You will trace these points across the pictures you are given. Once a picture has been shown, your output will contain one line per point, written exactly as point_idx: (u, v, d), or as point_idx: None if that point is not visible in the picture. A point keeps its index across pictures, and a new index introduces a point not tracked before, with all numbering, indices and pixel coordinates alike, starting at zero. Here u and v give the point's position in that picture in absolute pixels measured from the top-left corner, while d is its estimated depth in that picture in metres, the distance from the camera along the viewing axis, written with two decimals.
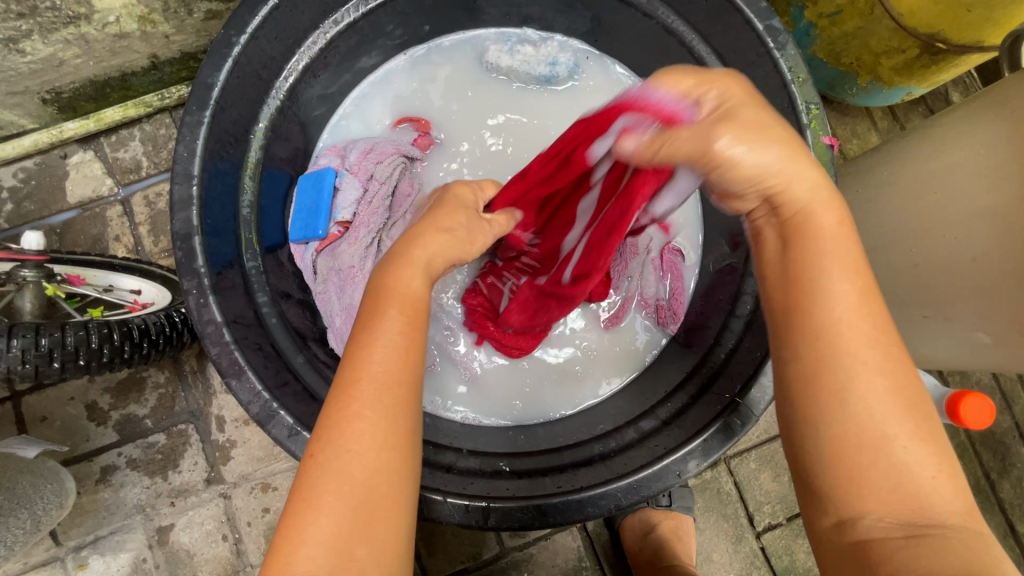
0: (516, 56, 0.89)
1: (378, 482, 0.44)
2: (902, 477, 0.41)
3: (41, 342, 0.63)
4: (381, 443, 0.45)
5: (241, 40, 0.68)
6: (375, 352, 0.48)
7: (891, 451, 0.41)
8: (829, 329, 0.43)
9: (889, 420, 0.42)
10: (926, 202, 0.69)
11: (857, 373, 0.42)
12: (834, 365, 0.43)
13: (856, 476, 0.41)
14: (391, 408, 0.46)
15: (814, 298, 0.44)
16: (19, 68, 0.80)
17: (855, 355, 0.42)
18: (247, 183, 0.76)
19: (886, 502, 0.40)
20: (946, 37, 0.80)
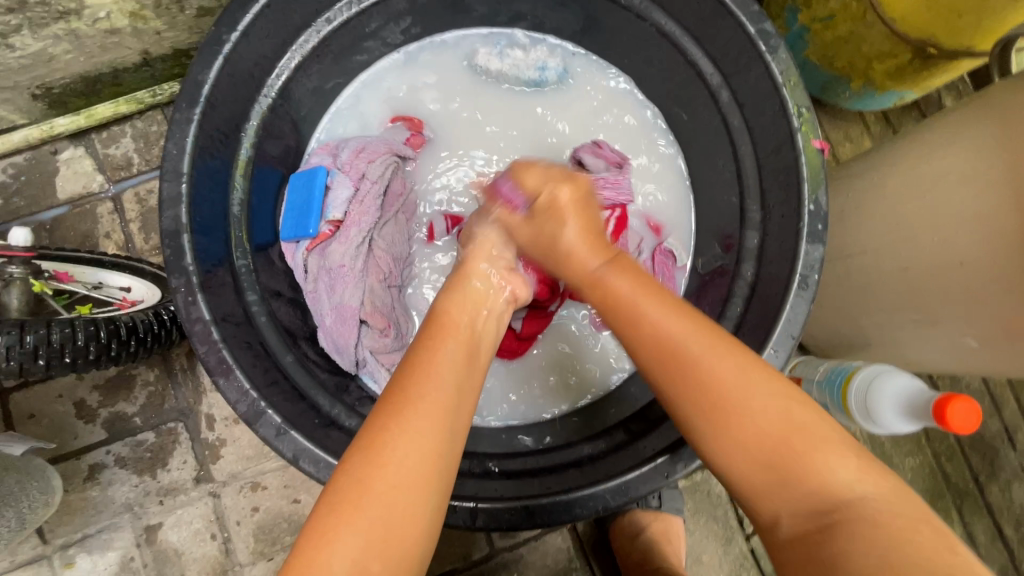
0: (505, 60, 0.91)
1: (416, 478, 0.47)
2: (795, 468, 0.47)
3: (25, 340, 0.63)
4: (423, 450, 0.48)
5: (232, 38, 0.68)
6: (435, 368, 0.53)
7: (800, 456, 0.47)
8: (662, 356, 0.52)
9: (789, 431, 0.48)
10: (915, 207, 0.69)
11: (732, 408, 0.49)
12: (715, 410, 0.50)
13: (770, 484, 0.48)
14: (428, 421, 0.50)
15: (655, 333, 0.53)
16: (9, 63, 0.79)
17: (696, 376, 0.50)
18: (238, 182, 0.76)
19: (783, 494, 0.47)
20: (937, 43, 0.80)
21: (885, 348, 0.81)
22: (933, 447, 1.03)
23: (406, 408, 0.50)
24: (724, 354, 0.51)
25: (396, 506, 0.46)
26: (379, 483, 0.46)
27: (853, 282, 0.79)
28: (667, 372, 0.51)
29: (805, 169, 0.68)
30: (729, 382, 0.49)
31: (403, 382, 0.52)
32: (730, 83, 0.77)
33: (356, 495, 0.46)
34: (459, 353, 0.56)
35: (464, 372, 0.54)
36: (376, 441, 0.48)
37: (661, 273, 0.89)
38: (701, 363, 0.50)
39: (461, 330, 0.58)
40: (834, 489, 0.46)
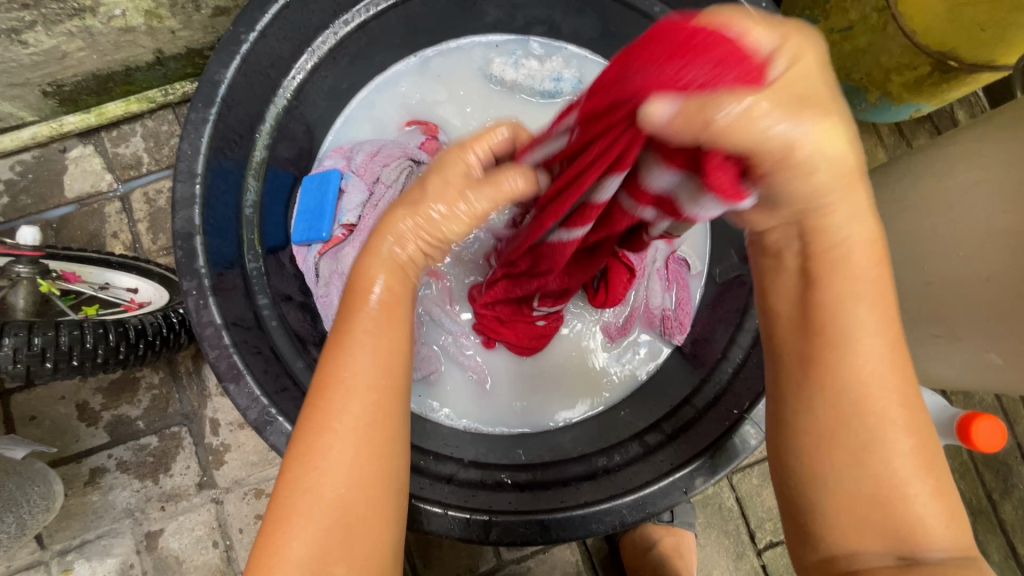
0: (520, 70, 0.90)
1: (359, 485, 0.43)
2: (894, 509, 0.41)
3: (33, 342, 0.61)
4: (357, 448, 0.43)
5: (250, 38, 0.67)
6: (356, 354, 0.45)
7: (915, 507, 0.41)
8: (817, 360, 0.43)
9: (912, 481, 0.41)
10: (941, 219, 0.69)
11: (876, 430, 0.42)
12: (870, 431, 0.42)
13: (857, 523, 0.41)
14: (363, 425, 0.43)
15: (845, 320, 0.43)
16: (21, 59, 0.78)
17: (843, 383, 0.42)
18: (251, 183, 0.75)
19: (876, 537, 0.41)
20: (958, 56, 0.80)
21: None
22: (947, 464, 1.02)
23: (327, 403, 0.44)
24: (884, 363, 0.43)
25: (339, 515, 0.42)
26: (316, 491, 0.42)
27: None
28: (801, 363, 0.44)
29: None
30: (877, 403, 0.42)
31: (322, 376, 0.45)
32: None
33: (293, 506, 0.42)
34: (378, 325, 0.46)
35: (392, 345, 0.46)
36: (309, 445, 0.43)
37: (674, 281, 0.87)
38: (866, 373, 0.42)
39: (383, 297, 0.47)
40: (930, 537, 0.40)
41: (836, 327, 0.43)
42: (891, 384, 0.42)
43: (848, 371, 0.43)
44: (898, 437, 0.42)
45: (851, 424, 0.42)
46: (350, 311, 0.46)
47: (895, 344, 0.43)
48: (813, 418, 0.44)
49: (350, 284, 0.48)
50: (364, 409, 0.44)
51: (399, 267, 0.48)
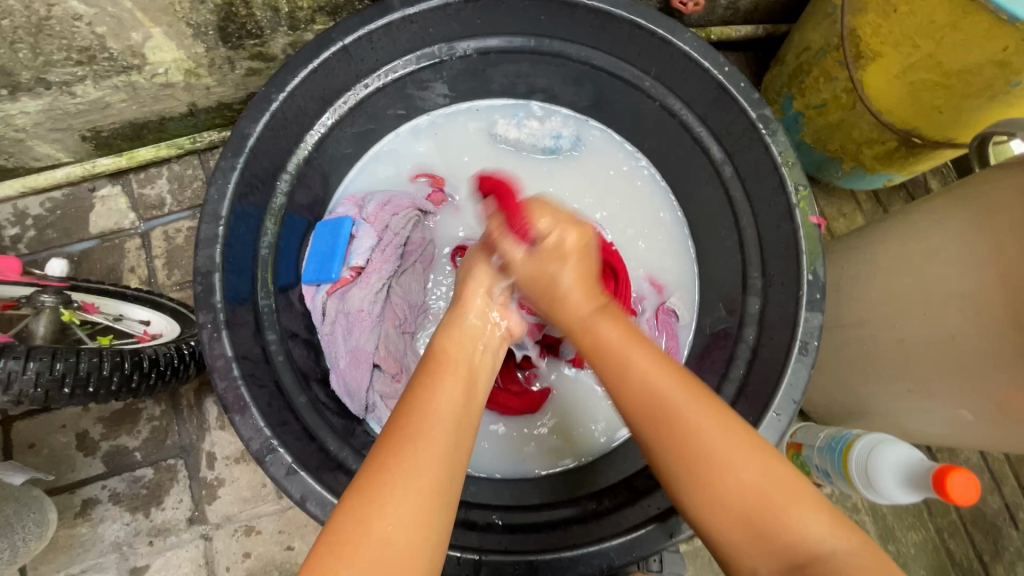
0: (523, 129, 0.98)
1: (426, 515, 0.48)
2: (775, 539, 0.51)
3: (55, 367, 0.65)
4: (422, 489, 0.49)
5: (280, 97, 0.74)
6: (430, 410, 0.54)
7: (797, 536, 0.51)
8: (649, 417, 0.56)
9: (789, 510, 0.52)
10: (908, 281, 0.74)
11: (712, 473, 0.53)
12: (711, 486, 0.53)
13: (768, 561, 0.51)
14: (426, 471, 0.50)
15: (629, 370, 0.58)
16: (67, 108, 0.85)
17: (692, 446, 0.54)
18: (269, 227, 0.80)
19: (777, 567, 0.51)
20: (920, 133, 0.88)
21: (884, 418, 0.83)
22: (935, 522, 1.02)
23: (411, 444, 0.51)
24: (721, 419, 0.55)
25: (400, 535, 0.47)
26: (385, 520, 0.47)
27: (850, 351, 0.82)
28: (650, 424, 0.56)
29: (803, 242, 0.73)
30: (727, 454, 0.53)
31: (401, 421, 0.53)
32: (733, 159, 0.83)
33: (365, 532, 0.46)
34: (457, 385, 0.57)
35: (461, 407, 0.55)
36: (376, 483, 0.49)
37: (664, 330, 0.94)
38: (698, 435, 0.54)
39: (458, 364, 0.59)
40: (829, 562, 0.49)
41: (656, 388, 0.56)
42: (709, 432, 0.54)
43: (652, 426, 0.55)
44: (744, 481, 0.53)
45: (699, 479, 0.54)
46: (431, 377, 0.57)
47: (687, 388, 0.57)
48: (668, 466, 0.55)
49: (427, 355, 0.61)
50: (434, 454, 0.51)
51: (468, 339, 0.63)
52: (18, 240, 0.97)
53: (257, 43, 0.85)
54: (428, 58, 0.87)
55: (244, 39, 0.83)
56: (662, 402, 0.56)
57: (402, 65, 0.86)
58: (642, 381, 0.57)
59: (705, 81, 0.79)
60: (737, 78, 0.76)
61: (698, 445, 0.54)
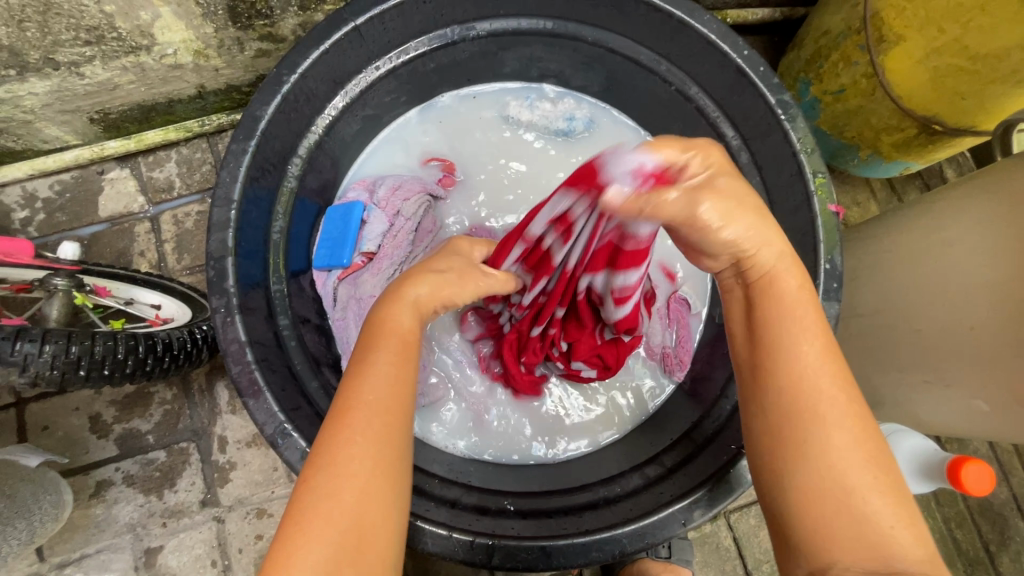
0: (535, 111, 0.97)
1: (378, 495, 0.47)
2: (857, 522, 0.46)
3: (70, 350, 0.65)
4: (376, 456, 0.48)
5: (291, 79, 0.73)
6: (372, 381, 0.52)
7: (875, 523, 0.46)
8: (793, 405, 0.50)
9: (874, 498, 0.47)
10: (927, 270, 0.73)
11: (815, 436, 0.48)
12: (818, 446, 0.48)
13: (841, 542, 0.46)
14: (376, 448, 0.48)
15: (791, 340, 0.51)
16: (76, 89, 0.85)
17: (823, 427, 0.48)
18: (280, 212, 0.79)
19: (858, 554, 0.45)
20: (941, 120, 0.86)
21: (896, 408, 0.82)
22: (943, 512, 1.03)
23: (351, 422, 0.49)
24: (855, 413, 0.49)
25: (353, 520, 0.45)
26: (335, 503, 0.45)
27: (864, 341, 0.82)
28: (783, 361, 0.51)
29: (821, 231, 0.72)
30: (849, 460, 0.48)
31: (343, 401, 0.50)
32: (750, 146, 0.82)
33: (311, 517, 0.45)
34: (393, 357, 0.54)
35: (408, 378, 0.53)
36: (332, 461, 0.47)
37: (676, 320, 0.91)
38: (823, 399, 0.49)
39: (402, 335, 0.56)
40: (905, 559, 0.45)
41: (788, 358, 0.51)
42: (836, 396, 0.49)
43: (792, 381, 0.50)
44: (845, 450, 0.48)
45: (804, 427, 0.49)
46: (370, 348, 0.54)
47: (833, 358, 0.51)
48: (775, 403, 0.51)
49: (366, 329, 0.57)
50: (378, 430, 0.49)
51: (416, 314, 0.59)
52: (28, 222, 0.96)
53: (267, 23, 0.83)
54: (441, 40, 0.85)
55: (254, 19, 0.82)
56: (808, 384, 0.50)
57: (414, 47, 0.85)
58: (799, 368, 0.50)
59: (723, 65, 0.77)
60: (757, 62, 0.74)
61: (826, 439, 0.48)
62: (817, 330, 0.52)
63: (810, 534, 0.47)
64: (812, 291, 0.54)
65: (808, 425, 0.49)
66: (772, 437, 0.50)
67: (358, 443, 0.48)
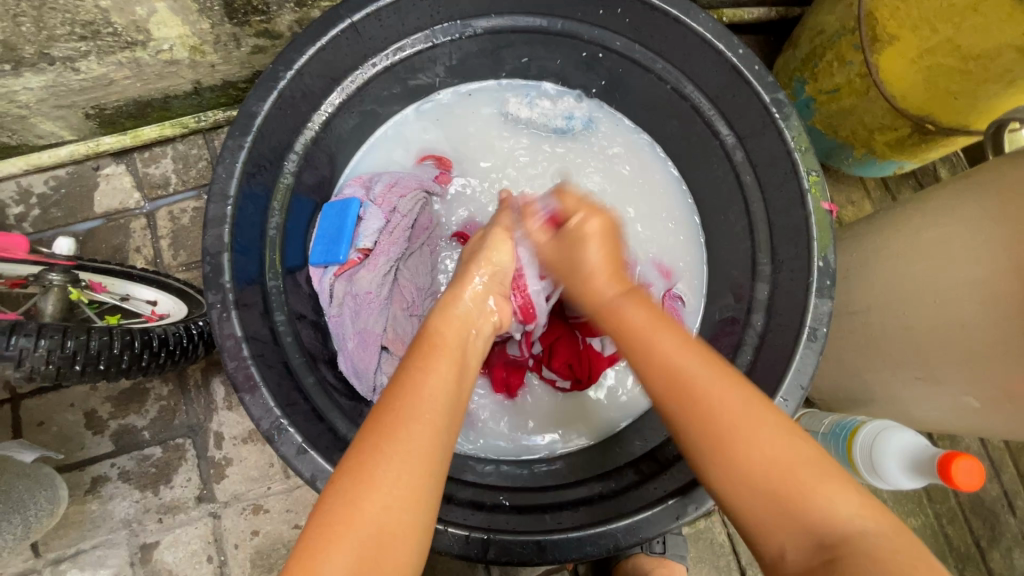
0: (535, 108, 0.97)
1: (407, 502, 0.47)
2: (778, 497, 0.48)
3: (66, 345, 0.65)
4: (415, 465, 0.49)
5: (288, 75, 0.73)
6: (425, 388, 0.53)
7: (802, 494, 0.47)
8: (666, 402, 0.53)
9: (800, 467, 0.49)
10: (920, 268, 0.73)
11: (718, 420, 0.51)
12: (721, 436, 0.50)
13: (771, 519, 0.47)
14: (416, 454, 0.49)
15: (651, 352, 0.55)
16: (71, 84, 0.84)
17: (700, 413, 0.51)
18: (276, 208, 0.79)
19: (787, 526, 0.47)
20: (935, 120, 0.86)
21: (889, 405, 0.83)
22: (935, 508, 1.04)
23: (391, 425, 0.50)
24: (743, 394, 0.52)
25: (378, 522, 0.46)
26: (364, 503, 0.46)
27: (857, 338, 0.83)
28: (645, 368, 0.55)
29: (814, 229, 0.72)
30: (748, 432, 0.50)
31: (387, 403, 0.52)
32: (745, 144, 0.82)
33: (340, 516, 0.46)
34: (445, 368, 0.56)
35: (450, 390, 0.55)
36: (364, 460, 0.48)
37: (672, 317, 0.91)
38: (707, 387, 0.52)
39: (452, 347, 0.59)
40: (834, 522, 0.46)
41: (659, 359, 0.54)
42: (716, 382, 0.52)
43: (665, 382, 0.53)
44: (751, 428, 0.50)
45: (699, 418, 0.51)
46: (419, 360, 0.56)
47: (699, 350, 0.55)
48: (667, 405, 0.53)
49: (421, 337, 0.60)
50: (423, 436, 0.50)
51: (456, 320, 0.63)
52: (23, 218, 0.96)
53: (264, 19, 0.83)
54: (438, 36, 0.86)
55: (250, 15, 0.82)
56: (681, 376, 0.53)
57: (411, 44, 0.85)
58: (671, 363, 0.54)
59: (719, 63, 0.78)
60: (752, 61, 0.75)
61: (729, 421, 0.50)
62: (664, 321, 0.57)
63: (742, 518, 0.49)
64: (644, 298, 0.60)
65: (701, 414, 0.51)
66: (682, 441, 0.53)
67: (407, 449, 0.49)
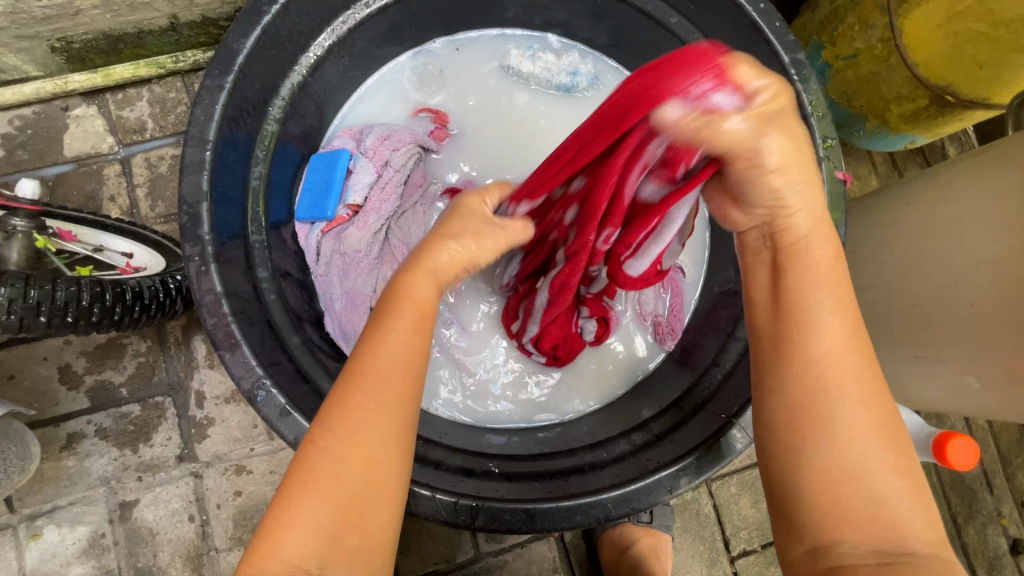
0: (537, 63, 0.90)
1: (379, 463, 0.45)
2: (858, 496, 0.46)
3: (29, 294, 0.61)
4: (379, 429, 0.46)
5: (272, 10, 0.67)
6: (387, 349, 0.49)
7: (883, 504, 0.46)
8: (807, 383, 0.49)
9: (887, 477, 0.47)
10: (931, 244, 0.71)
11: (835, 413, 0.47)
12: (837, 429, 0.47)
13: (844, 517, 0.46)
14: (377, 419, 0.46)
15: (799, 328, 0.50)
16: (33, 12, 0.77)
17: (834, 418, 0.47)
18: (259, 157, 0.74)
19: (854, 528, 0.45)
20: (957, 91, 0.83)
21: (884, 383, 0.83)
22: None
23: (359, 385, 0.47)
24: (873, 399, 0.48)
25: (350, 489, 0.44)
26: (332, 463, 0.44)
27: (859, 314, 0.81)
28: (794, 360, 0.49)
29: (827, 199, 0.69)
30: (853, 412, 0.47)
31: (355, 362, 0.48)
32: None
33: (310, 480, 0.44)
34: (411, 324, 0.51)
35: (417, 348, 0.50)
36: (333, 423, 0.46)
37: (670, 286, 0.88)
38: (838, 375, 0.48)
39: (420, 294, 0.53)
40: (905, 540, 0.45)
41: (810, 344, 0.49)
42: (852, 375, 0.48)
43: (808, 377, 0.49)
44: (858, 431, 0.47)
45: (819, 417, 0.48)
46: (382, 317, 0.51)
47: (852, 337, 0.50)
48: (784, 388, 0.50)
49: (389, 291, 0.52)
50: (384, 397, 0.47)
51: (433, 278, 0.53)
52: None
53: None
54: None
55: None
56: (801, 352, 0.49)
57: None
58: (810, 334, 0.49)
59: (737, 18, 0.72)
60: (772, 16, 0.70)
61: (844, 418, 0.47)
62: (837, 305, 0.50)
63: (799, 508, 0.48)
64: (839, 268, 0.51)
65: (820, 412, 0.48)
66: (784, 418, 0.49)
67: (375, 410, 0.46)
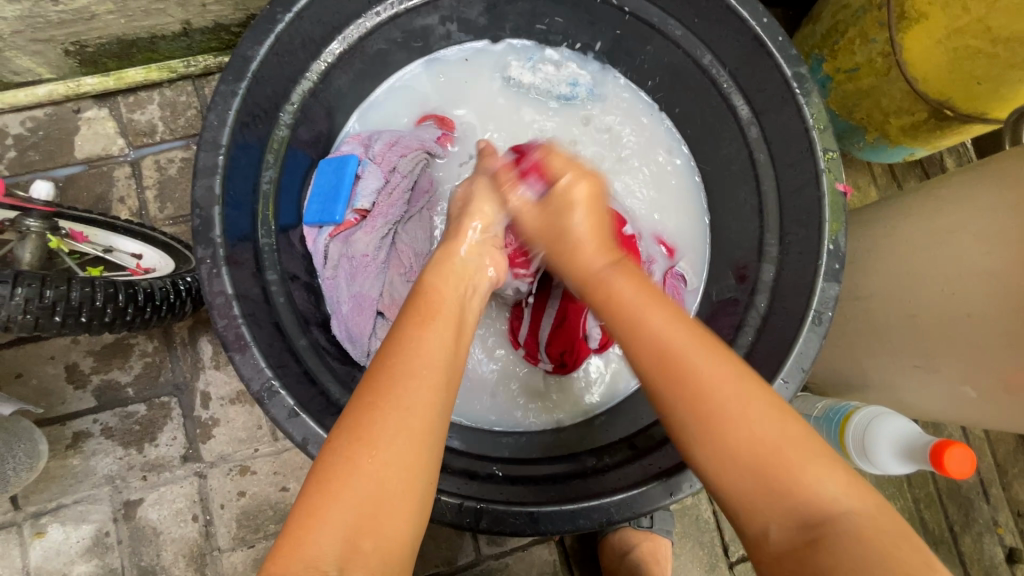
0: (537, 74, 0.92)
1: (407, 466, 0.48)
2: (762, 472, 0.48)
3: (44, 294, 0.63)
4: (409, 432, 0.48)
5: (286, 18, 0.68)
6: (421, 354, 0.53)
7: (793, 479, 0.48)
8: (673, 385, 0.52)
9: (805, 462, 0.48)
10: (929, 256, 0.72)
11: (713, 407, 0.50)
12: (714, 427, 0.50)
13: (759, 500, 0.48)
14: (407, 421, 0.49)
15: (640, 334, 0.55)
16: (48, 16, 0.78)
17: (713, 407, 0.50)
18: (269, 161, 0.75)
19: (770, 504, 0.48)
20: (955, 105, 0.84)
21: (882, 392, 0.84)
22: (914, 493, 1.06)
23: (390, 390, 0.50)
24: (735, 380, 0.51)
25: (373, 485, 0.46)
26: (360, 462, 0.47)
27: (858, 324, 0.82)
28: (646, 363, 0.54)
29: (827, 210, 0.71)
30: (731, 400, 0.50)
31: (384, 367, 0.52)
32: (760, 120, 0.80)
33: (340, 474, 0.47)
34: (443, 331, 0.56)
35: (446, 358, 0.54)
36: (362, 426, 0.48)
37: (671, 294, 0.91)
38: (696, 370, 0.52)
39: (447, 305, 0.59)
40: (823, 509, 0.46)
41: (658, 339, 0.54)
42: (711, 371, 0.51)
43: (662, 379, 0.52)
44: (741, 418, 0.50)
45: (696, 416, 0.51)
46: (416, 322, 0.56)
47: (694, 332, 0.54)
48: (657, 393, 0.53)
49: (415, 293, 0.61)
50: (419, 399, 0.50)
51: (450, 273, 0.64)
52: None
53: None
54: None
55: None
56: (663, 358, 0.53)
57: None
58: (651, 338, 0.54)
59: (740, 32, 0.74)
60: (775, 31, 0.71)
61: (723, 412, 0.50)
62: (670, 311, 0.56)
63: (727, 495, 0.50)
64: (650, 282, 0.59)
65: (697, 410, 0.51)
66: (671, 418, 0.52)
67: (405, 406, 0.49)
